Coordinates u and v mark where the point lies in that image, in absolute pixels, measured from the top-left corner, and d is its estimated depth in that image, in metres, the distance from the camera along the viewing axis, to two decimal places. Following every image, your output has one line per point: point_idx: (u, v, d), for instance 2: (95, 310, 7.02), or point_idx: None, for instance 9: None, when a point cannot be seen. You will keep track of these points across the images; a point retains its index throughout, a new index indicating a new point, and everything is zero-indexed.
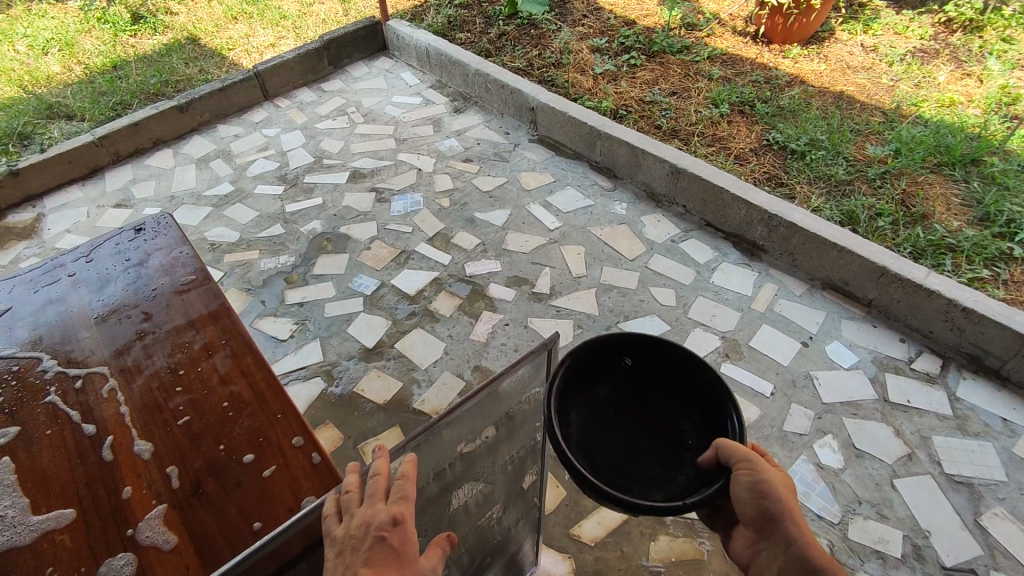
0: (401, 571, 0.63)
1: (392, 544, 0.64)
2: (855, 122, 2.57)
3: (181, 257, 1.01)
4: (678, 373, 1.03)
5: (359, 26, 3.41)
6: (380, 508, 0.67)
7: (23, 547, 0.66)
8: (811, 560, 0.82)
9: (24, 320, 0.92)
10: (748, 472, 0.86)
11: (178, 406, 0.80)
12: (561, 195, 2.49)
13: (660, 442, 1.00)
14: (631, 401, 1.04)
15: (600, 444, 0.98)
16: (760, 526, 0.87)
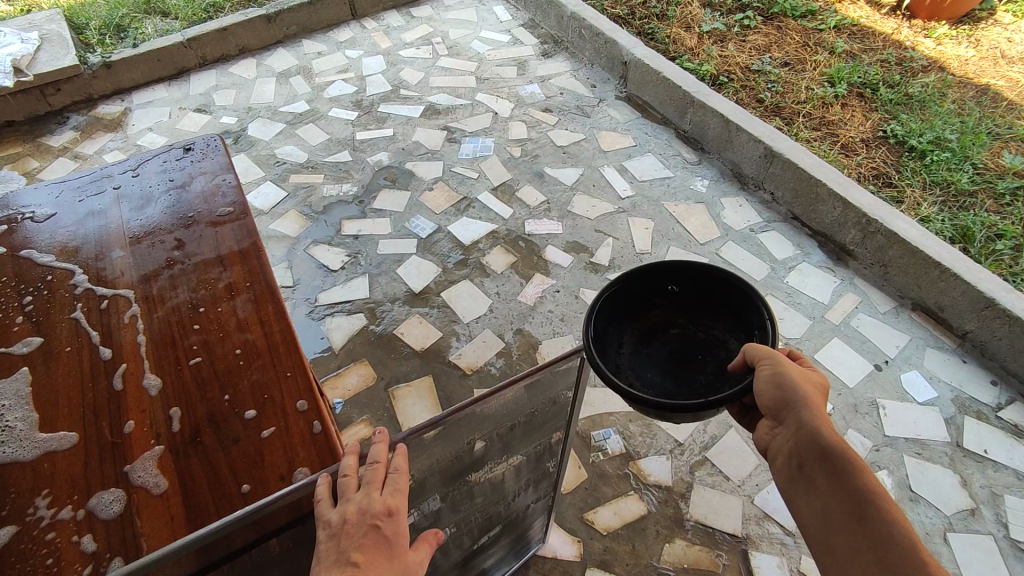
0: (390, 564, 0.61)
1: (385, 535, 0.63)
2: (995, 123, 2.23)
3: (223, 186, 0.98)
4: (728, 291, 0.92)
5: None
6: (377, 495, 0.64)
7: (24, 464, 0.66)
8: (827, 442, 0.75)
9: (67, 229, 0.91)
10: (771, 363, 0.77)
11: (193, 345, 0.77)
12: (639, 162, 2.32)
13: (713, 359, 0.95)
14: (686, 322, 0.99)
15: (648, 368, 0.96)
16: (776, 418, 0.79)
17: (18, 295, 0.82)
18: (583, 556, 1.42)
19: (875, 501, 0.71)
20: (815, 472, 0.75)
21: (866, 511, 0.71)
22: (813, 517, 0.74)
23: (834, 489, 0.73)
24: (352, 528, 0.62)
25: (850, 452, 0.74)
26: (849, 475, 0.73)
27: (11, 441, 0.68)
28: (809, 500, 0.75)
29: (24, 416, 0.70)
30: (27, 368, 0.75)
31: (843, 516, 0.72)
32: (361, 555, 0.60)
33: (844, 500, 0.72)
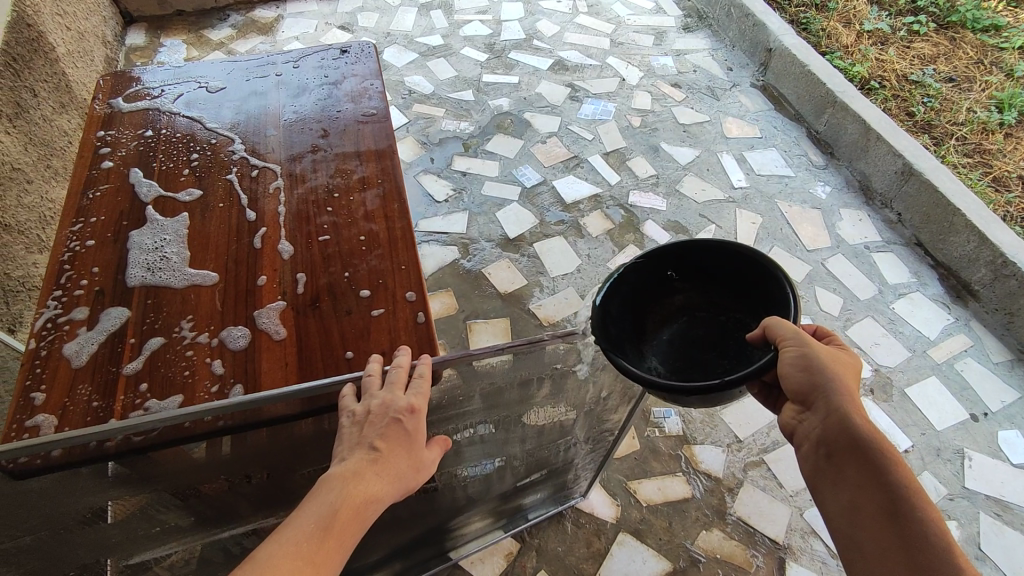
0: (409, 454, 0.66)
1: (406, 429, 0.66)
2: None
3: (370, 90, 1.04)
4: (737, 271, 0.98)
5: None
6: (402, 393, 0.68)
7: (175, 291, 0.76)
8: (858, 430, 0.74)
9: (232, 104, 1.02)
10: (795, 345, 0.79)
11: (323, 224, 0.85)
12: (761, 155, 2.23)
13: (730, 344, 0.99)
14: (708, 308, 1.04)
15: (674, 353, 1.02)
16: (805, 403, 0.79)
17: (186, 151, 0.93)
18: (619, 520, 1.45)
19: (909, 498, 0.70)
20: (845, 463, 0.74)
21: (899, 506, 0.70)
22: (840, 510, 0.73)
23: (864, 481, 0.72)
24: (376, 417, 0.67)
25: (885, 446, 0.74)
26: (883, 469, 0.72)
27: (166, 269, 0.78)
28: (837, 492, 0.74)
29: (179, 252, 0.80)
30: (187, 213, 0.85)
31: (873, 511, 0.71)
32: (383, 443, 0.65)
33: (876, 494, 0.71)
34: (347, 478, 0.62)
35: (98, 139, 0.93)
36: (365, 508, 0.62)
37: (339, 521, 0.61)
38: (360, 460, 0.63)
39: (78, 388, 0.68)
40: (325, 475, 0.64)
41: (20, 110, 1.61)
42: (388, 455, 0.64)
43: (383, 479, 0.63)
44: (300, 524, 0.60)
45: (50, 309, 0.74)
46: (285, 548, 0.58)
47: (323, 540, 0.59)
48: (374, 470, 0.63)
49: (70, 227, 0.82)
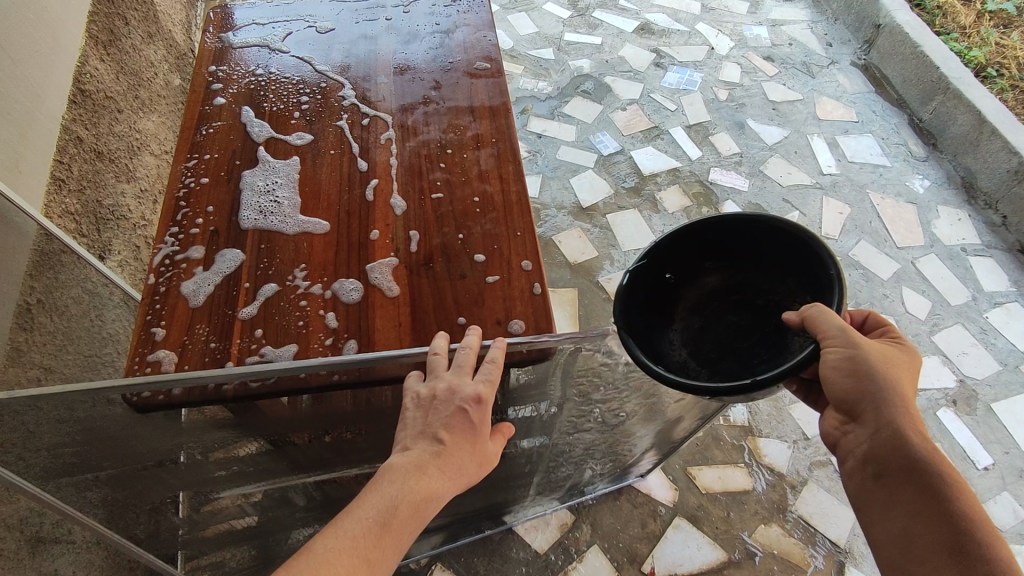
0: (472, 448, 0.63)
1: (471, 420, 0.63)
2: None
3: (484, 42, 0.99)
4: (778, 245, 0.85)
5: None
6: (469, 379, 0.64)
7: (287, 237, 0.75)
8: (913, 449, 0.69)
9: (341, 47, 0.98)
10: (841, 346, 0.70)
11: (435, 180, 0.82)
12: (855, 140, 2.09)
13: (766, 330, 0.85)
14: (745, 288, 0.91)
15: (704, 342, 0.88)
16: (852, 413, 0.73)
17: (297, 93, 0.91)
18: (676, 504, 1.43)
19: (974, 533, 0.65)
20: (897, 485, 0.69)
21: (961, 538, 0.65)
22: (890, 539, 0.68)
23: (920, 508, 0.67)
24: (441, 404, 0.64)
25: (948, 472, 0.68)
26: (942, 497, 0.67)
27: (278, 215, 0.77)
28: (886, 517, 0.69)
29: (291, 198, 0.79)
30: (298, 158, 0.83)
31: (931, 545, 0.65)
32: (447, 435, 0.63)
33: (935, 524, 0.66)
34: (408, 472, 0.60)
35: (210, 74, 0.92)
36: (424, 505, 0.60)
37: (399, 515, 0.59)
38: (423, 452, 0.62)
39: (195, 328, 0.68)
40: (388, 464, 0.62)
41: (114, 39, 1.64)
42: (452, 447, 0.62)
43: (446, 475, 0.61)
44: (361, 516, 0.58)
45: (168, 244, 0.74)
46: (344, 541, 0.56)
47: (380, 536, 0.58)
48: (436, 465, 0.61)
49: (185, 162, 0.81)
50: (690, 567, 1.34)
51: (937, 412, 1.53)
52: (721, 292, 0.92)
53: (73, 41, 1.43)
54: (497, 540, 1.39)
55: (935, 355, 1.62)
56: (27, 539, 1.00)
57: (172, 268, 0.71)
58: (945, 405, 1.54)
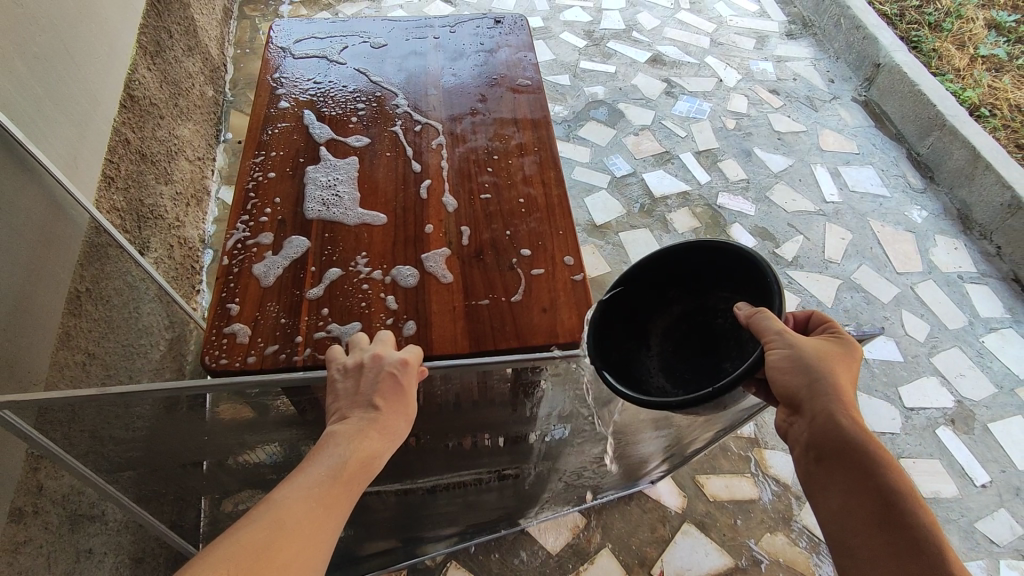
0: (403, 408, 0.69)
1: (400, 384, 0.70)
2: None
3: (524, 62, 1.07)
4: (723, 266, 0.91)
5: None
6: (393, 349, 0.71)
7: (349, 228, 0.84)
8: (845, 432, 0.74)
9: (394, 62, 1.07)
10: (781, 343, 0.76)
11: (484, 183, 0.90)
12: (856, 170, 2.18)
13: (728, 348, 0.90)
14: (707, 312, 0.96)
15: (678, 366, 0.94)
16: (795, 406, 0.78)
17: (354, 100, 0.99)
18: (685, 511, 1.48)
19: (899, 501, 0.70)
20: (833, 467, 0.74)
21: (889, 510, 0.70)
22: (832, 515, 0.74)
23: (855, 485, 0.73)
24: (370, 371, 0.70)
25: (875, 449, 0.73)
26: (873, 472, 0.72)
27: (340, 208, 0.86)
28: (828, 496, 0.75)
29: (350, 193, 0.88)
30: (356, 159, 0.92)
31: (864, 516, 0.71)
32: (382, 402, 0.69)
33: (868, 498, 0.72)
34: (346, 435, 0.66)
35: (275, 81, 1.01)
36: (368, 464, 0.65)
37: (346, 471, 0.64)
38: (358, 419, 0.67)
39: (267, 305, 0.77)
40: (329, 432, 0.67)
41: (160, 50, 1.73)
42: (386, 410, 0.68)
43: (380, 434, 0.66)
44: (312, 472, 0.63)
45: (240, 230, 0.83)
46: (298, 491, 0.61)
47: (331, 487, 0.63)
48: (371, 428, 0.66)
49: (254, 158, 0.90)
50: (699, 572, 1.38)
51: (936, 430, 1.59)
52: (688, 318, 0.97)
53: (126, 50, 1.52)
54: (511, 540, 1.43)
55: (933, 376, 1.68)
56: (67, 516, 1.03)
57: (245, 251, 0.81)
58: (942, 423, 1.60)
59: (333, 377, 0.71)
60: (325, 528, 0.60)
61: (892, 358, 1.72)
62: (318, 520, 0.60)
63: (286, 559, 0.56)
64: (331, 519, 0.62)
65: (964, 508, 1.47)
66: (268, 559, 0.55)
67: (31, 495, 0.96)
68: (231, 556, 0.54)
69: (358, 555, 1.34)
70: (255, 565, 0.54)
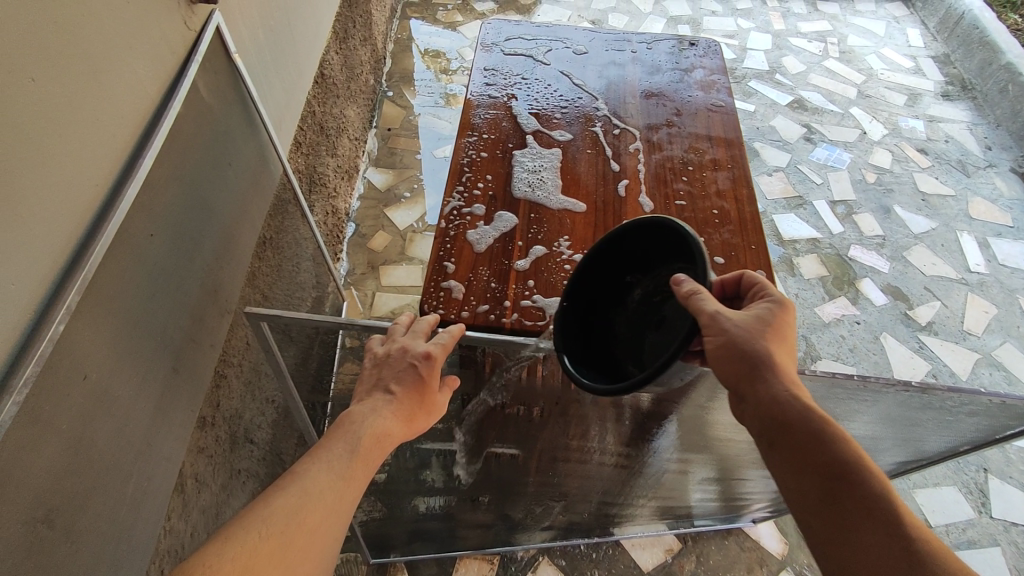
0: (419, 398, 0.77)
1: (418, 372, 0.78)
2: None
3: (717, 85, 1.22)
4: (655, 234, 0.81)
5: None
6: (419, 342, 0.79)
7: (553, 211, 0.99)
8: (788, 408, 0.67)
9: (595, 69, 1.25)
10: (715, 335, 0.69)
11: (678, 189, 1.03)
12: (1008, 244, 2.06)
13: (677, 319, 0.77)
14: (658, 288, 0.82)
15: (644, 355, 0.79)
16: (738, 394, 0.72)
17: (558, 101, 1.17)
18: (786, 558, 1.43)
19: (858, 473, 0.64)
20: (782, 448, 0.67)
21: (844, 483, 0.64)
22: (790, 498, 0.67)
23: (805, 464, 0.66)
24: (393, 361, 0.79)
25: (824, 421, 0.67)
26: (824, 445, 0.66)
27: (546, 193, 1.02)
28: (783, 480, 0.68)
29: (554, 181, 1.03)
30: (560, 152, 1.08)
31: (821, 496, 0.64)
32: (399, 389, 0.77)
33: (818, 474, 0.65)
34: (364, 414, 0.73)
35: (485, 76, 1.20)
36: (380, 444, 0.72)
37: (362, 449, 0.71)
38: (378, 400, 0.75)
39: (478, 269, 0.92)
40: (350, 413, 0.74)
41: (346, 37, 1.91)
42: (402, 398, 0.76)
43: (396, 418, 0.74)
44: (332, 448, 0.69)
45: (457, 199, 0.99)
46: (319, 464, 0.67)
47: (351, 464, 0.69)
48: (391, 411, 0.74)
49: (469, 139, 1.08)
50: None
51: None
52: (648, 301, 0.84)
53: (324, 32, 1.68)
54: (604, 549, 1.44)
55: None
56: (230, 435, 1.14)
57: (462, 218, 0.97)
58: None
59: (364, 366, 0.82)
60: (350, 498, 0.68)
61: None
62: (340, 491, 0.67)
63: (312, 527, 0.63)
64: (351, 493, 0.68)
65: None
66: (294, 529, 0.61)
67: (212, 408, 1.07)
68: (262, 524, 0.60)
69: (458, 529, 1.39)
70: (285, 533, 0.61)
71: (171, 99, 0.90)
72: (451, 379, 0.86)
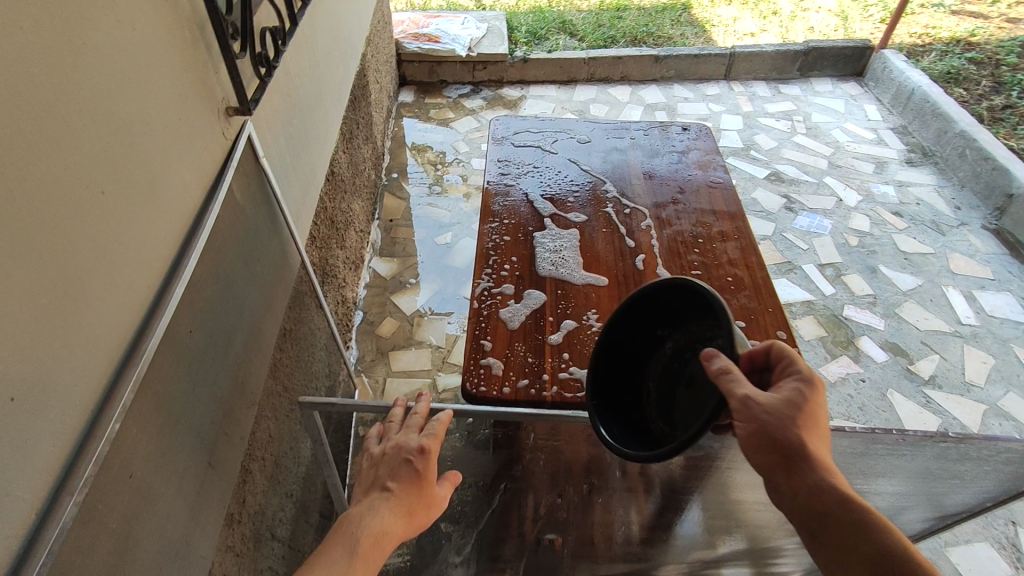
0: (416, 493, 0.77)
1: (414, 466, 0.79)
2: None
3: (713, 164, 1.32)
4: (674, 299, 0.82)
5: (848, 44, 3.30)
6: (413, 436, 0.82)
7: (578, 286, 1.04)
8: (826, 496, 0.68)
9: (599, 155, 1.34)
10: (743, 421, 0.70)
11: (693, 260, 1.09)
12: (993, 296, 2.14)
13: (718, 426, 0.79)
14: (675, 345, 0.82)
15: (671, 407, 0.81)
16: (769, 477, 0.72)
17: (569, 185, 1.25)
18: None
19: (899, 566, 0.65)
20: (825, 536, 0.68)
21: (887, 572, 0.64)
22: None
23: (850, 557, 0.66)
24: (386, 459, 0.82)
25: (859, 507, 0.68)
26: (867, 538, 0.66)
27: (569, 269, 1.07)
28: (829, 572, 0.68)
29: (575, 258, 1.09)
30: (578, 231, 1.15)
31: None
32: (396, 485, 0.77)
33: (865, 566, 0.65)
34: (362, 515, 0.73)
35: (499, 167, 1.29)
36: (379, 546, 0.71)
37: (361, 554, 0.69)
38: (374, 497, 0.76)
39: (515, 345, 0.96)
40: (347, 515, 0.74)
41: (352, 138, 2.04)
42: (397, 494, 0.76)
43: (394, 513, 0.74)
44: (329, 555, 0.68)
45: (487, 280, 1.05)
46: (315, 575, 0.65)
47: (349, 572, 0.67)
48: (387, 506, 0.74)
49: (492, 224, 1.15)
50: None
51: None
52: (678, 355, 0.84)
53: (334, 134, 1.80)
54: None
55: None
56: (254, 532, 1.11)
57: (493, 298, 1.02)
58: None
59: (363, 467, 0.84)
60: None
61: None
62: None
63: None
64: None
65: None
66: None
67: (239, 504, 1.04)
68: None
69: None
70: None
71: (210, 202, 0.95)
72: (450, 477, 0.83)
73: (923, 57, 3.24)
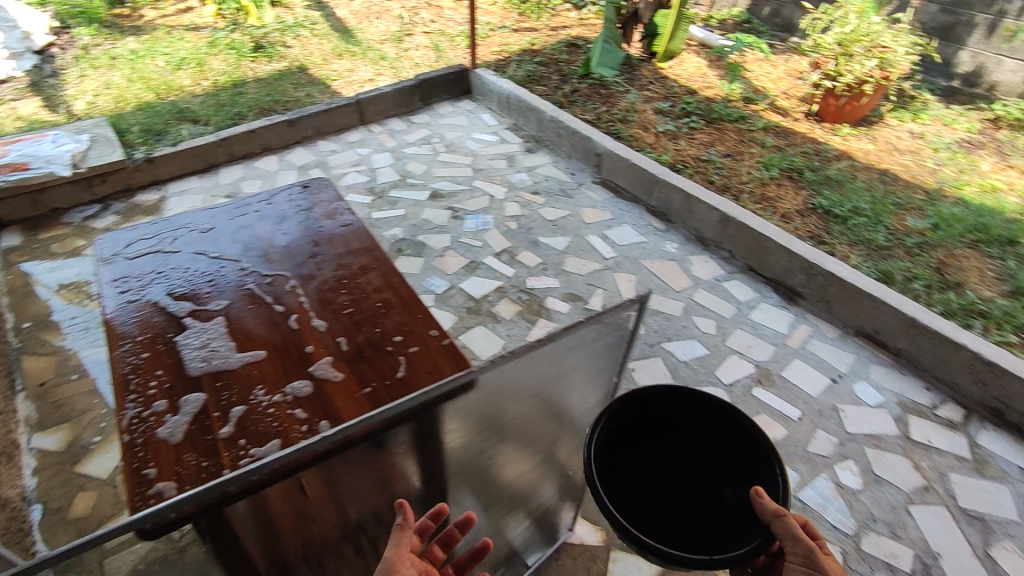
0: None
1: None
2: (899, 196, 2.72)
3: (338, 212, 1.48)
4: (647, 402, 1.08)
5: (448, 71, 3.81)
6: None
7: (235, 369, 1.09)
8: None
9: (227, 238, 1.40)
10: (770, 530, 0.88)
11: (340, 303, 1.24)
12: (617, 231, 2.73)
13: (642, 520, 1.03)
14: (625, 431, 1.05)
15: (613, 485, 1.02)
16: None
17: (202, 278, 1.28)
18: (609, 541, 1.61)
19: None
20: None
21: None
22: None
23: None
24: None
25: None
26: None
27: (223, 358, 1.11)
28: None
29: (227, 345, 1.13)
30: (223, 319, 1.19)
31: None
32: None
33: None
34: None
35: (117, 286, 1.25)
36: None
37: None
38: None
39: (183, 456, 0.96)
40: None
41: None
42: None
43: None
44: None
45: (134, 406, 1.02)
46: None
47: None
48: None
49: (123, 347, 1.12)
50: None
51: (754, 393, 2.00)
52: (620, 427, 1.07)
53: None
54: None
55: (732, 355, 2.14)
56: None
57: (146, 419, 0.99)
58: (754, 386, 2.02)
59: None
60: None
61: (700, 355, 2.14)
62: None
63: None
64: None
65: (797, 442, 1.86)
66: None
67: None
68: None
69: None
70: None
71: None
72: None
73: (506, 67, 3.91)
